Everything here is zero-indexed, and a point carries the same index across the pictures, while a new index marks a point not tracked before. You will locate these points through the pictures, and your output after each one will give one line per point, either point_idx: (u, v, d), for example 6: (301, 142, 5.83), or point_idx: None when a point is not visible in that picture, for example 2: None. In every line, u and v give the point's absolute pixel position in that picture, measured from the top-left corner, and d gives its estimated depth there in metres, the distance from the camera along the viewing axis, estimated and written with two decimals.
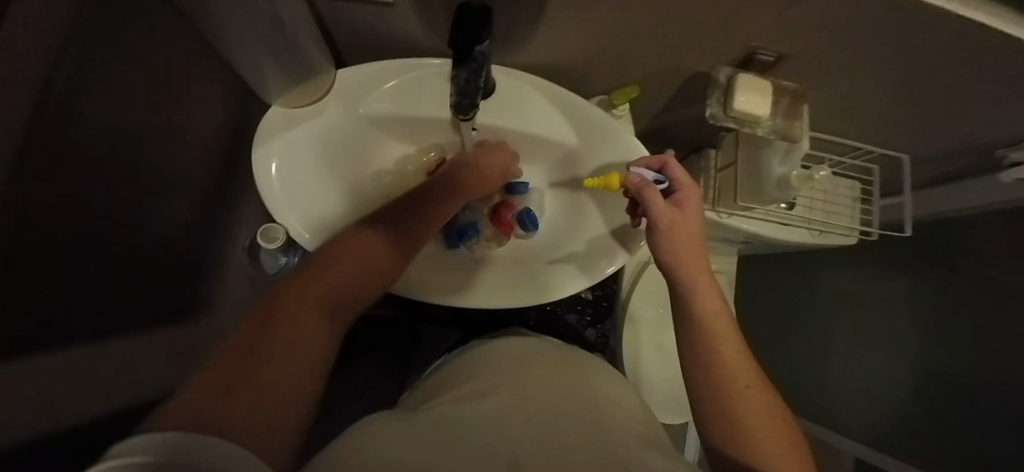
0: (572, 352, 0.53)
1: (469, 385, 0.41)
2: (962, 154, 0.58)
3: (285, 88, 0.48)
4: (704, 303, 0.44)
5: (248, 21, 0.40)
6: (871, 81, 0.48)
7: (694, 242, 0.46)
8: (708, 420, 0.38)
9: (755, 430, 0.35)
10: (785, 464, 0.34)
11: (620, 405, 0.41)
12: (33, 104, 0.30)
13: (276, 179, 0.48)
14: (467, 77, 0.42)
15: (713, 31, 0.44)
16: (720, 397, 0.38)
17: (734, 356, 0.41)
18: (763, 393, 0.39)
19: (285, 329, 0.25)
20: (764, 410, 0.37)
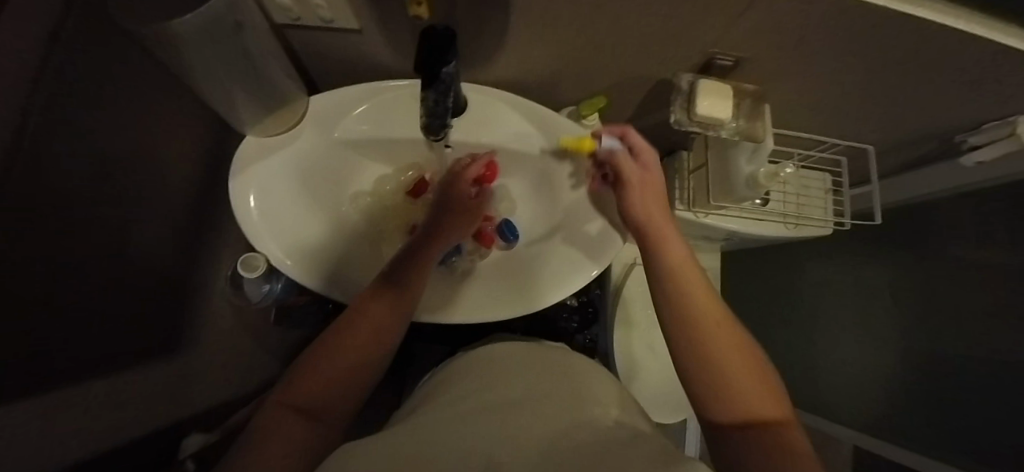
0: (557, 351, 0.55)
1: (454, 392, 0.42)
2: (927, 139, 0.60)
3: (258, 120, 0.49)
4: (670, 247, 0.47)
5: (219, 59, 0.41)
6: (828, 78, 0.50)
7: (658, 196, 0.49)
8: (685, 359, 0.40)
9: (728, 361, 0.38)
10: (755, 393, 0.36)
11: (604, 399, 0.43)
12: (34, 157, 0.32)
13: (256, 210, 0.50)
14: (435, 98, 0.44)
15: (671, 40, 0.45)
16: (696, 348, 0.39)
17: (705, 305, 0.42)
18: (736, 336, 0.40)
19: (317, 367, 0.39)
20: (739, 354, 0.39)
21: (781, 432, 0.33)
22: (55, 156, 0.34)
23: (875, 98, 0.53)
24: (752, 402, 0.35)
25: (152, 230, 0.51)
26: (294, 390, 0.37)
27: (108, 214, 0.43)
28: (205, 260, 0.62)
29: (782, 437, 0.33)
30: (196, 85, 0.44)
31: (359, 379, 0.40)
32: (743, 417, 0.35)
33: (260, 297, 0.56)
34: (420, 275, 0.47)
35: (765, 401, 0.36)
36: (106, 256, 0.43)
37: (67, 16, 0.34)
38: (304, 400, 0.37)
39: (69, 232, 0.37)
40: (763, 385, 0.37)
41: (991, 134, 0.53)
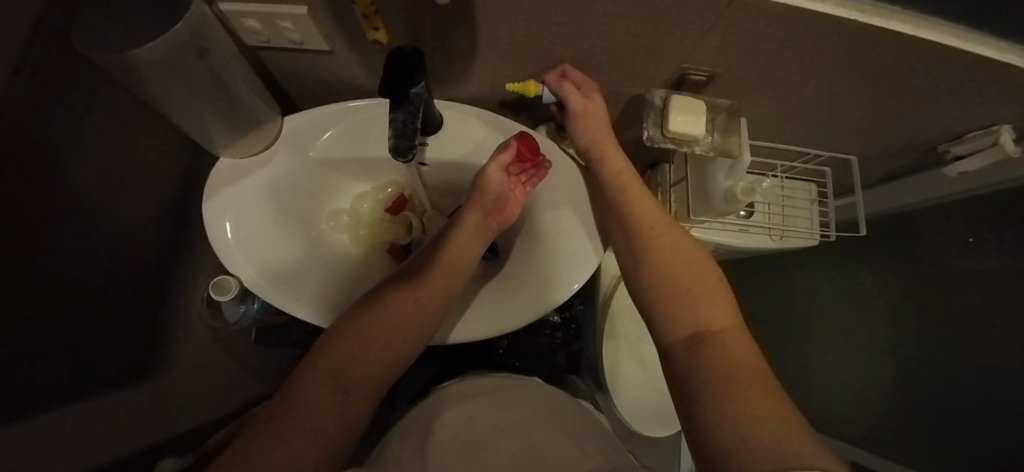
0: (529, 388, 0.56)
1: (441, 443, 0.42)
2: (909, 150, 0.60)
3: (230, 141, 0.49)
4: (609, 162, 0.52)
5: (187, 83, 0.41)
6: (805, 91, 0.49)
7: (603, 127, 0.52)
8: (648, 295, 0.40)
9: (680, 286, 0.38)
10: (708, 307, 0.36)
11: (574, 439, 0.44)
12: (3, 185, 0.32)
13: (230, 232, 0.50)
14: (404, 119, 0.42)
15: (642, 56, 0.45)
16: (655, 285, 0.40)
17: (666, 244, 0.43)
18: (700, 268, 0.40)
19: (345, 347, 0.38)
20: (693, 279, 0.39)
21: (723, 340, 0.33)
22: (23, 185, 0.34)
23: (855, 110, 0.52)
24: (700, 314, 0.35)
25: (127, 252, 0.51)
26: (334, 361, 0.37)
27: (81, 238, 0.43)
28: (181, 279, 0.62)
29: (726, 345, 0.32)
30: (165, 108, 0.44)
31: (396, 355, 0.40)
32: (689, 330, 0.35)
33: (237, 317, 0.56)
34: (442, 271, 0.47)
35: (715, 310, 0.36)
36: (77, 282, 0.43)
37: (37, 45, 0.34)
38: (343, 370, 0.36)
39: (39, 260, 0.37)
40: (718, 300, 0.37)
41: (974, 143, 0.52)
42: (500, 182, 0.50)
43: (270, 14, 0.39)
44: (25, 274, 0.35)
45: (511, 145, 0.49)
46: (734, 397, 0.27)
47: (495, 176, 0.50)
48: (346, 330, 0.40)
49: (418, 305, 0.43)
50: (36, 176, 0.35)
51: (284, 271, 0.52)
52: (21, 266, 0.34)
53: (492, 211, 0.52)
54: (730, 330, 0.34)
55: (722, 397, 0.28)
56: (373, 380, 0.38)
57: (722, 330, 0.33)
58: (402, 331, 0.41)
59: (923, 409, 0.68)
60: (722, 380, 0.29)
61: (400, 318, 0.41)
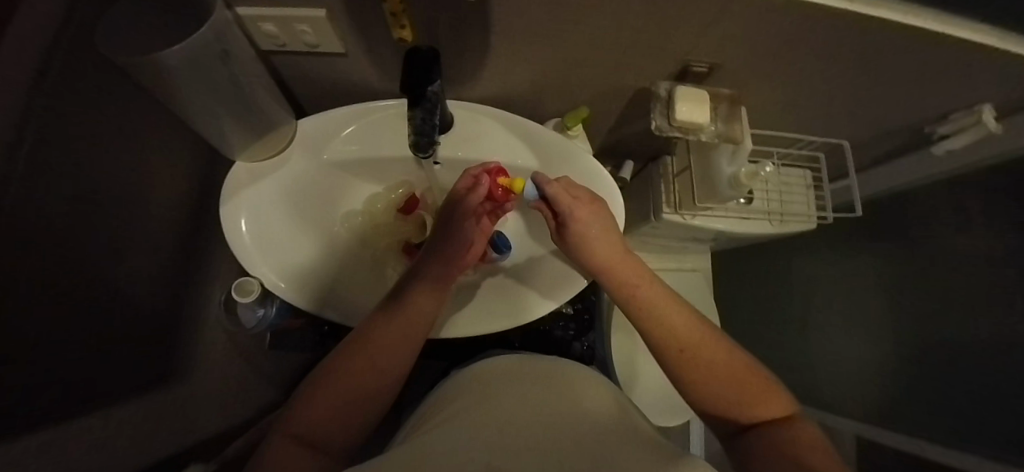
0: (538, 357, 0.55)
1: (468, 396, 0.46)
2: (898, 132, 0.63)
3: (248, 146, 0.50)
4: (610, 260, 0.48)
5: (208, 86, 0.42)
6: (802, 79, 0.51)
7: (603, 224, 0.48)
8: (693, 394, 0.44)
9: (727, 386, 0.42)
10: (758, 405, 0.41)
11: (586, 407, 0.44)
12: (35, 194, 0.32)
13: (248, 237, 0.51)
14: (422, 116, 0.44)
15: (647, 50, 0.47)
16: (698, 379, 0.43)
17: (694, 339, 0.44)
18: (736, 364, 0.43)
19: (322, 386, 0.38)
20: (736, 374, 0.42)
21: (784, 427, 0.39)
22: (48, 193, 0.34)
23: (848, 96, 0.54)
24: (753, 409, 0.41)
25: (147, 259, 0.50)
26: (306, 422, 0.36)
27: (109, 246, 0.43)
28: (199, 285, 0.62)
29: (786, 431, 0.38)
30: (184, 113, 0.44)
31: (371, 400, 0.39)
32: (745, 423, 0.41)
33: (255, 323, 0.55)
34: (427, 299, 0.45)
35: (769, 410, 0.40)
36: (100, 290, 0.42)
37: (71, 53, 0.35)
38: (315, 423, 0.36)
39: (62, 266, 0.36)
40: (764, 392, 0.41)
41: (960, 123, 0.55)
42: (466, 226, 0.47)
43: (292, 17, 0.40)
44: (47, 281, 0.34)
45: (479, 189, 0.46)
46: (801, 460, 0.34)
47: (464, 221, 0.47)
48: (325, 383, 0.38)
49: (398, 343, 0.41)
50: (64, 183, 0.35)
51: (303, 272, 0.54)
52: (47, 274, 0.34)
53: (456, 258, 0.47)
54: (788, 418, 0.40)
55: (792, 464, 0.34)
56: (343, 428, 0.37)
57: (785, 420, 0.39)
58: (382, 364, 0.40)
59: (923, 382, 0.70)
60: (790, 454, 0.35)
61: (377, 356, 0.40)
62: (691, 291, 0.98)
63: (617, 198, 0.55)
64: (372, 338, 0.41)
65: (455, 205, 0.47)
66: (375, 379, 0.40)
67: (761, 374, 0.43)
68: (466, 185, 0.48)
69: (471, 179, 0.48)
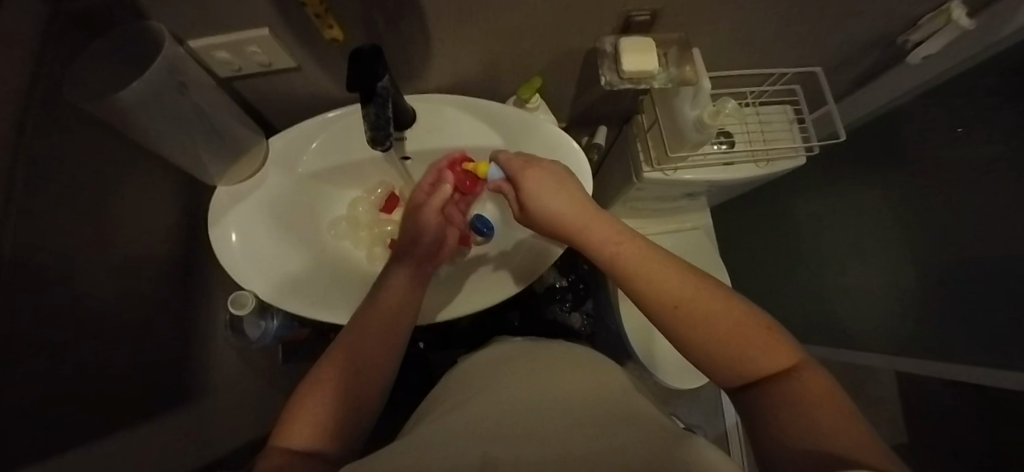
0: (548, 344, 0.54)
1: (464, 388, 0.46)
2: (872, 50, 0.60)
3: (226, 170, 0.53)
4: (566, 206, 0.44)
5: (176, 119, 0.45)
6: (754, 13, 0.50)
7: (558, 182, 0.46)
8: (686, 347, 0.36)
9: (719, 334, 0.34)
10: (763, 357, 0.32)
11: (605, 389, 0.42)
12: (41, 248, 0.36)
13: (239, 254, 0.54)
14: (377, 111, 0.46)
15: (583, 12, 0.47)
16: (685, 335, 0.36)
17: (679, 285, 0.38)
18: (728, 306, 0.36)
19: (330, 380, 0.36)
20: (730, 321, 0.34)
21: (788, 382, 0.30)
22: (52, 242, 0.37)
23: (806, 20, 0.53)
24: (753, 360, 0.32)
25: (156, 290, 0.55)
26: (297, 431, 0.32)
27: (117, 280, 0.47)
28: (207, 311, 0.66)
29: (790, 388, 0.30)
30: (159, 148, 0.48)
31: (365, 395, 0.38)
32: (742, 377, 0.33)
33: (260, 335, 0.59)
34: (403, 293, 0.45)
35: (773, 362, 0.32)
36: (116, 319, 0.46)
37: (61, 111, 0.39)
38: (321, 414, 0.34)
39: (72, 303, 0.40)
40: (766, 340, 0.33)
41: (929, 28, 0.53)
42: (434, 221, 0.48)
43: (238, 41, 0.43)
44: (59, 319, 0.38)
45: (444, 185, 0.49)
46: (803, 420, 0.27)
47: (431, 218, 0.47)
48: (315, 388, 0.35)
49: (380, 335, 0.41)
50: (63, 229, 0.39)
51: (295, 280, 0.56)
52: (61, 314, 0.38)
53: (428, 256, 0.48)
54: (797, 370, 0.31)
55: (796, 425, 0.28)
56: (341, 427, 0.34)
57: (792, 371, 0.31)
58: (378, 351, 0.40)
59: (938, 302, 0.68)
60: (796, 417, 0.28)
61: (372, 345, 0.40)
62: (693, 249, 0.97)
63: (583, 162, 0.55)
64: (367, 327, 0.41)
65: (422, 202, 0.49)
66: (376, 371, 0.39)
67: (762, 323, 0.34)
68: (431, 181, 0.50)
69: (436, 174, 0.51)
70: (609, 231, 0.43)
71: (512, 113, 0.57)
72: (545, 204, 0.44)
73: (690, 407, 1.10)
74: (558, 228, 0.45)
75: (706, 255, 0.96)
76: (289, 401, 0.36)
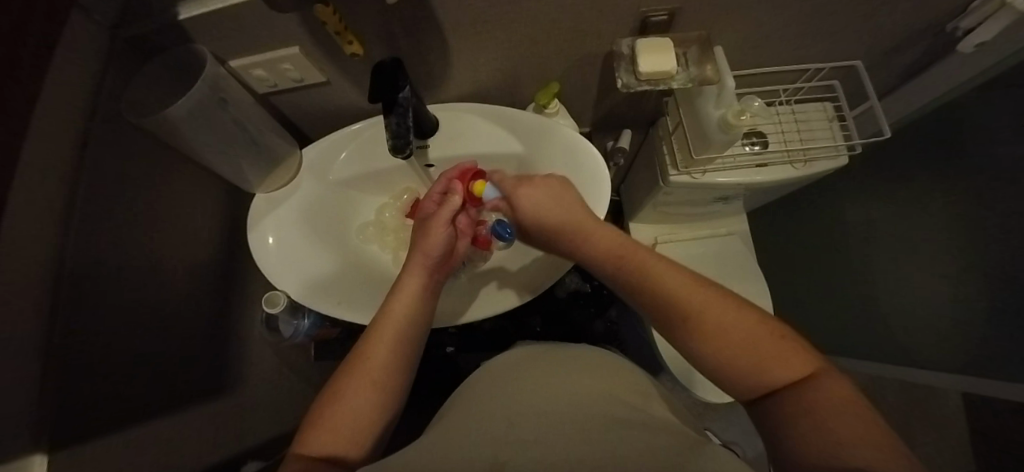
0: (565, 348, 0.52)
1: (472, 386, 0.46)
2: (921, 39, 0.56)
3: (264, 178, 0.57)
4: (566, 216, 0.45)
5: (217, 131, 0.49)
6: (778, 6, 0.47)
7: (557, 197, 0.46)
8: (702, 356, 0.34)
9: (734, 344, 0.32)
10: (778, 365, 0.30)
11: (624, 395, 0.40)
12: (98, 250, 0.40)
13: (273, 255, 0.58)
14: (398, 120, 0.48)
15: (595, 14, 0.46)
16: (701, 344, 0.34)
17: (685, 298, 0.36)
18: (745, 317, 0.34)
19: (340, 393, 0.36)
20: (744, 328, 0.33)
21: (806, 389, 0.29)
22: (109, 247, 0.42)
23: (837, 9, 0.49)
24: (770, 371, 0.30)
25: (203, 289, 0.60)
26: (314, 437, 0.33)
27: (171, 279, 0.52)
28: (251, 309, 0.71)
29: (807, 397, 0.28)
30: (204, 160, 0.52)
31: (384, 403, 0.38)
32: (761, 389, 0.31)
33: (293, 333, 0.64)
34: (412, 302, 0.44)
35: (790, 370, 0.30)
36: (166, 314, 0.51)
37: (121, 128, 0.44)
38: (334, 426, 0.34)
39: (125, 299, 0.44)
40: (783, 349, 0.31)
41: (980, 13, 0.48)
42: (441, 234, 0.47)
43: (271, 59, 0.46)
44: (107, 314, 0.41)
45: (453, 197, 0.48)
46: (818, 428, 0.26)
47: (438, 229, 0.46)
48: (334, 395, 0.36)
49: (395, 349, 0.40)
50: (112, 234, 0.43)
51: (323, 280, 0.60)
52: (116, 311, 0.43)
53: (437, 267, 0.47)
54: (811, 379, 0.29)
55: (813, 437, 0.26)
56: (360, 434, 0.35)
57: (809, 378, 0.29)
58: (387, 361, 0.39)
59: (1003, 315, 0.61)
60: (815, 426, 0.26)
61: (381, 355, 0.39)
62: (728, 256, 0.92)
63: (600, 162, 0.55)
64: (375, 339, 0.40)
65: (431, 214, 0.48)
66: (388, 377, 0.38)
67: (778, 331, 0.33)
68: (440, 191, 0.50)
69: (445, 183, 0.50)
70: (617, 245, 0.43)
71: (531, 118, 0.58)
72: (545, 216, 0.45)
73: (725, 422, 1.04)
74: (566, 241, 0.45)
75: (741, 262, 0.91)
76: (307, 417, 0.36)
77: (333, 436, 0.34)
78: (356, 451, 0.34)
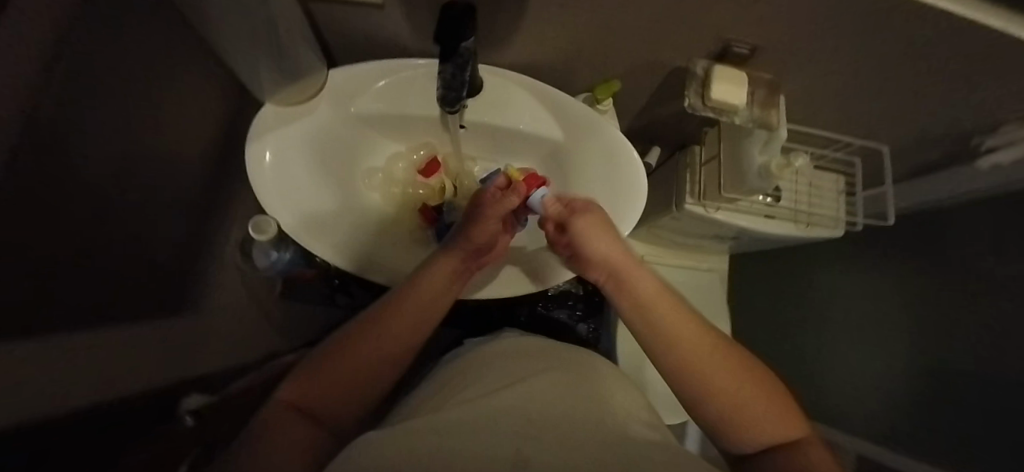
0: (557, 347, 0.50)
1: (443, 385, 0.43)
2: (947, 143, 0.60)
3: (278, 90, 0.50)
4: (606, 256, 0.43)
5: (246, 30, 0.40)
6: (850, 74, 0.49)
7: (612, 239, 0.44)
8: (705, 402, 0.35)
9: (741, 399, 0.34)
10: (775, 422, 0.33)
11: (627, 405, 0.38)
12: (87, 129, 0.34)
13: (269, 177, 0.52)
14: (453, 72, 0.45)
15: (688, 26, 0.45)
16: (708, 394, 0.34)
17: (697, 349, 0.36)
18: (749, 374, 0.35)
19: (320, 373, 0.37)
20: (748, 385, 0.35)
21: (800, 453, 0.32)
22: (98, 126, 0.35)
23: (893, 94, 0.51)
24: (774, 432, 0.33)
25: (177, 194, 0.53)
26: (308, 391, 0.37)
27: (145, 177, 0.45)
28: (213, 224, 0.63)
29: (804, 457, 0.32)
30: (222, 50, 0.44)
31: (363, 391, 0.39)
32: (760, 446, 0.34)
33: (267, 264, 0.59)
34: (434, 295, 0.43)
35: (784, 431, 0.33)
36: (130, 216, 0.44)
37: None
38: (307, 404, 0.36)
39: (92, 185, 0.37)
40: (779, 409, 0.34)
41: (1011, 136, 0.53)
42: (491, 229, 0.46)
43: None
44: (75, 199, 0.34)
45: (512, 199, 0.45)
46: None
47: (490, 222, 0.46)
48: (337, 355, 0.38)
49: (402, 336, 0.40)
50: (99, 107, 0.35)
51: (318, 217, 0.56)
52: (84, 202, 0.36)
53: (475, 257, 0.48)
54: (802, 442, 0.33)
55: None
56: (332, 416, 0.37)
57: (792, 445, 0.33)
58: (388, 347, 0.39)
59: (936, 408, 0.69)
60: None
61: (387, 339, 0.39)
62: (704, 290, 0.97)
63: (639, 173, 0.56)
64: (390, 329, 0.40)
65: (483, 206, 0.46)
66: (378, 371, 0.39)
67: (773, 388, 0.35)
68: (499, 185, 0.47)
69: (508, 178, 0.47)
70: (639, 291, 0.41)
71: (581, 110, 0.55)
72: (596, 252, 0.43)
73: None
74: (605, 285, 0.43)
75: (714, 298, 0.97)
76: (288, 377, 0.39)
77: (303, 416, 0.35)
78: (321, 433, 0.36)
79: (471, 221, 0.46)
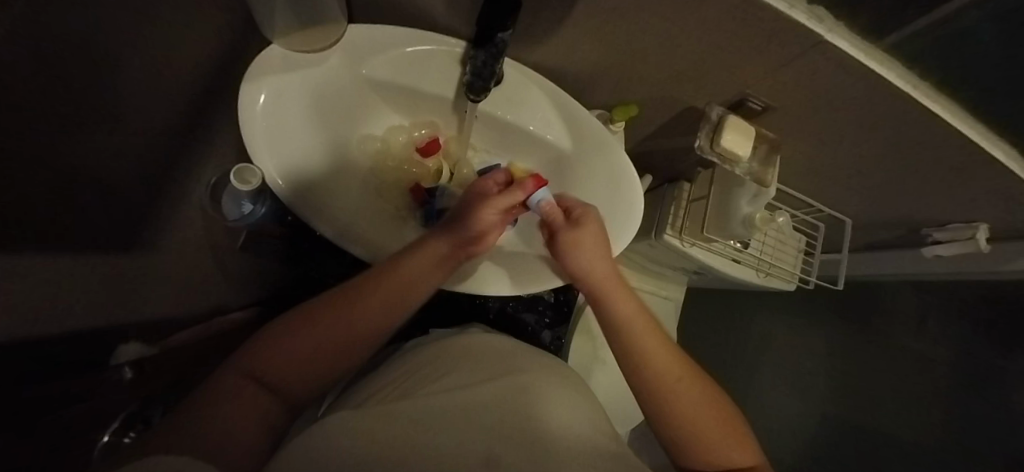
0: (530, 350, 0.51)
1: (426, 369, 0.44)
2: (899, 226, 0.69)
3: (290, 32, 0.45)
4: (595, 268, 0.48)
5: None
6: (841, 147, 0.53)
7: (600, 254, 0.48)
8: (665, 420, 0.41)
9: (699, 424, 0.39)
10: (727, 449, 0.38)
11: (584, 414, 0.40)
12: None
13: (261, 122, 0.47)
14: (484, 59, 0.45)
15: (717, 72, 0.47)
16: (668, 415, 0.40)
17: (665, 373, 0.42)
18: (710, 406, 0.41)
19: (279, 345, 0.36)
20: (707, 414, 0.40)
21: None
22: None
23: (870, 174, 0.57)
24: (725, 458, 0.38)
25: None
26: (268, 363, 0.35)
27: None
28: (181, 161, 0.57)
29: None
30: None
31: (325, 366, 0.38)
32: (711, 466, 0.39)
33: (238, 217, 0.55)
34: (416, 279, 0.43)
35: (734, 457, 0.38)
36: None
37: None
38: (264, 373, 0.35)
39: None
40: (731, 437, 0.39)
41: (953, 232, 0.62)
42: (487, 223, 0.46)
43: None
44: None
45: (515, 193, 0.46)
46: None
47: (488, 214, 0.45)
48: (297, 329, 0.37)
49: (378, 316, 0.40)
50: None
51: (306, 175, 0.52)
52: None
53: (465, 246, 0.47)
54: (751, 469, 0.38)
55: None
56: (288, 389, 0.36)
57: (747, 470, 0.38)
58: (361, 328, 0.39)
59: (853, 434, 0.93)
60: None
61: (362, 317, 0.39)
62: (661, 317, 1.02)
63: (637, 196, 0.57)
64: (366, 305, 0.40)
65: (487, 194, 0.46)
66: (347, 348, 0.39)
67: (730, 418, 0.41)
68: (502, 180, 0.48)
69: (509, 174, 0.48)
70: (619, 302, 0.47)
71: (593, 124, 0.56)
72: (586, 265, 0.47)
73: None
74: (596, 298, 0.48)
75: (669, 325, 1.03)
76: (247, 344, 0.37)
77: (261, 385, 0.34)
78: (274, 407, 0.35)
79: (466, 207, 0.46)
